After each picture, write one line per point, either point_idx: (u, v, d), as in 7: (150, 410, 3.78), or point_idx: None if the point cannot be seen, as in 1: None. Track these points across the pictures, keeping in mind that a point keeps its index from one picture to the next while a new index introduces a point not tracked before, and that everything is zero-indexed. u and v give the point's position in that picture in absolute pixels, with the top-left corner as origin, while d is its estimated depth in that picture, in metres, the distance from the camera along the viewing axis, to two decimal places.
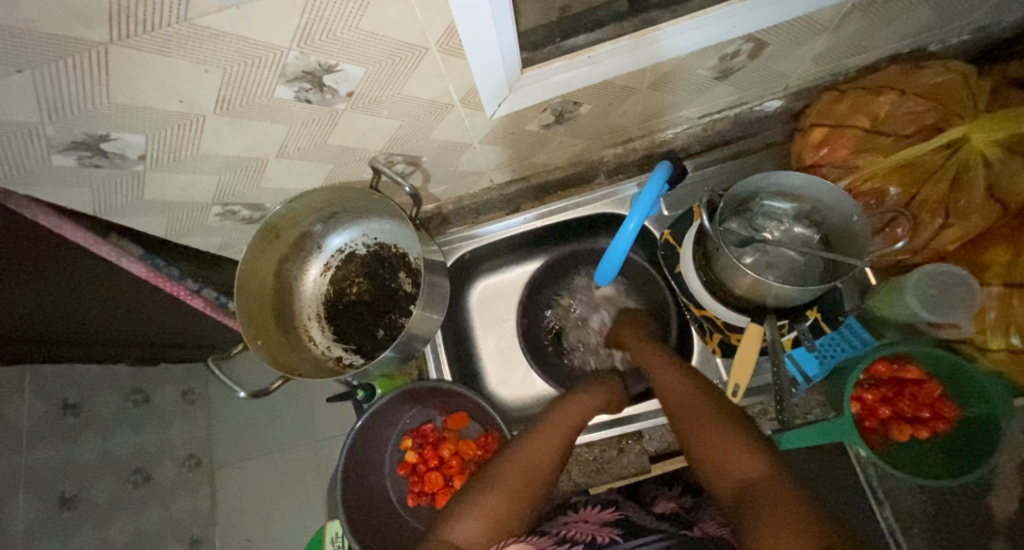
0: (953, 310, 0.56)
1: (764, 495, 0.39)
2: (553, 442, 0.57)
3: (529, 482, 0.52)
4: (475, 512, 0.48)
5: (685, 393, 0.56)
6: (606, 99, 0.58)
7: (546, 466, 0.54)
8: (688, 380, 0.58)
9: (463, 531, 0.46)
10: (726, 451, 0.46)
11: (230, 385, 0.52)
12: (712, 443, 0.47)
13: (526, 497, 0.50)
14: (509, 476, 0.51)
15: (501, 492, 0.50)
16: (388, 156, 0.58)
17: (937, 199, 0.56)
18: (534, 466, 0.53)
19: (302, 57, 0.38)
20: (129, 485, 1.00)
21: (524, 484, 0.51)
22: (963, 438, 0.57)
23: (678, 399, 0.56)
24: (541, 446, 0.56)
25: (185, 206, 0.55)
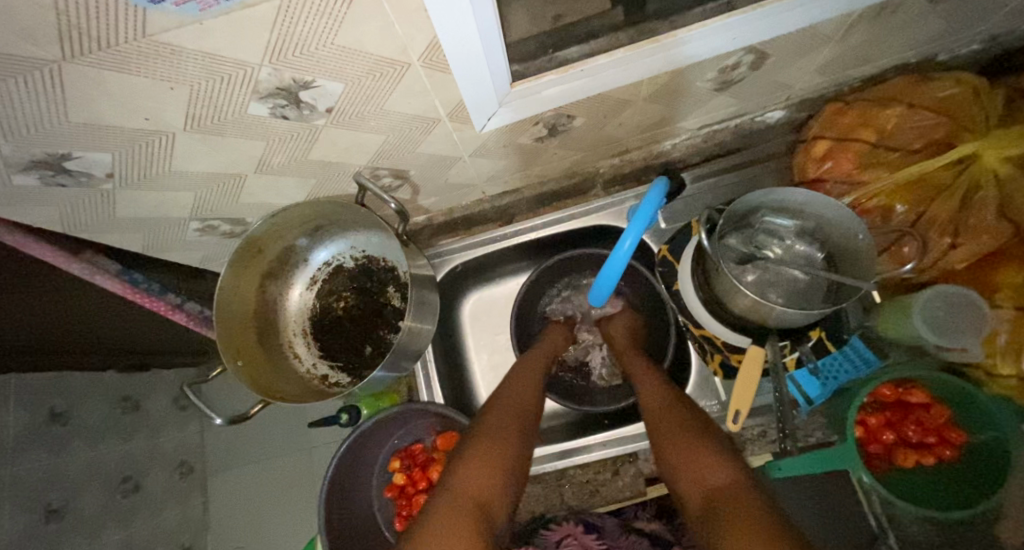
0: (961, 335, 0.54)
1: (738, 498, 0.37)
2: (526, 395, 0.58)
3: (516, 433, 0.50)
4: (473, 463, 0.45)
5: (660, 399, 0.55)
6: (600, 112, 0.56)
7: (526, 419, 0.54)
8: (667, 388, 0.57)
9: (471, 478, 0.43)
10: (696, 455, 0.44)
11: (209, 412, 0.54)
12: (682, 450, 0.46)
13: (516, 442, 0.49)
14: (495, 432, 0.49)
15: (496, 439, 0.48)
16: (374, 170, 0.56)
17: (946, 218, 0.54)
18: (512, 417, 0.53)
19: (274, 74, 0.36)
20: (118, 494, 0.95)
21: (510, 431, 0.50)
22: (972, 465, 0.55)
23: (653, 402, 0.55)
24: (513, 399, 0.56)
25: (161, 222, 0.53)
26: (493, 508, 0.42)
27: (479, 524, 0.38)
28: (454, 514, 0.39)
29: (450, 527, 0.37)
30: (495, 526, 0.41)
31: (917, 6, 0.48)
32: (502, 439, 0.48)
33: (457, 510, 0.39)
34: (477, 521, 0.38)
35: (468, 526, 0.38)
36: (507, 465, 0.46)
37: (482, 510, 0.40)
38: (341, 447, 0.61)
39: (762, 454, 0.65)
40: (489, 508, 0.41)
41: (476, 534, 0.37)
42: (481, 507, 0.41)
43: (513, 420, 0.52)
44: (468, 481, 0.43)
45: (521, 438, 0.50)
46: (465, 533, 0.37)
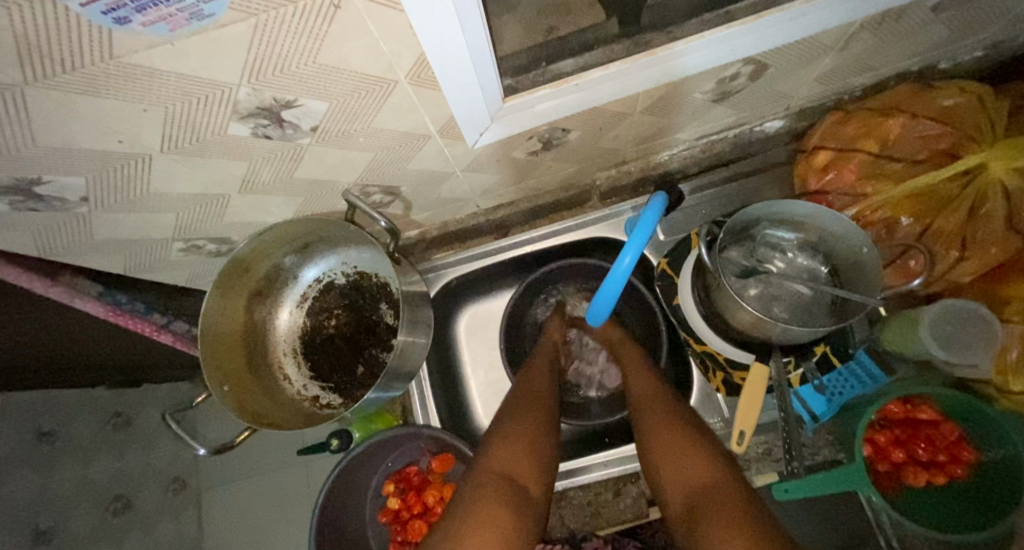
0: (969, 349, 0.52)
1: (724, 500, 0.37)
2: (545, 381, 0.59)
3: (540, 415, 0.52)
4: (501, 443, 0.46)
5: (652, 397, 0.54)
6: (596, 125, 0.54)
7: (549, 404, 0.55)
8: (661, 387, 0.56)
9: (501, 457, 0.44)
10: (684, 457, 0.44)
11: (190, 442, 0.52)
12: (670, 450, 0.45)
13: (543, 423, 0.50)
14: (519, 416, 0.50)
15: (521, 421, 0.49)
16: (363, 187, 0.54)
17: (953, 230, 0.52)
18: (534, 402, 0.54)
19: (255, 94, 0.34)
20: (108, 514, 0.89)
21: (535, 413, 0.51)
22: (986, 485, 0.53)
23: (642, 401, 0.55)
24: (533, 386, 0.57)
25: (142, 243, 0.51)
26: (526, 482, 0.43)
27: (511, 497, 0.40)
28: (486, 490, 0.40)
29: (483, 503, 0.38)
30: (530, 497, 0.42)
31: (920, 15, 0.47)
32: (528, 421, 0.49)
33: (490, 485, 0.41)
34: (508, 496, 0.40)
35: (501, 499, 0.39)
36: (537, 444, 0.47)
37: (515, 485, 0.42)
38: (331, 474, 0.59)
39: (768, 474, 0.63)
40: (522, 483, 0.43)
41: (508, 508, 0.38)
42: (512, 483, 0.42)
43: (535, 404, 0.53)
44: (499, 459, 0.44)
45: (547, 420, 0.51)
46: (499, 507, 0.38)
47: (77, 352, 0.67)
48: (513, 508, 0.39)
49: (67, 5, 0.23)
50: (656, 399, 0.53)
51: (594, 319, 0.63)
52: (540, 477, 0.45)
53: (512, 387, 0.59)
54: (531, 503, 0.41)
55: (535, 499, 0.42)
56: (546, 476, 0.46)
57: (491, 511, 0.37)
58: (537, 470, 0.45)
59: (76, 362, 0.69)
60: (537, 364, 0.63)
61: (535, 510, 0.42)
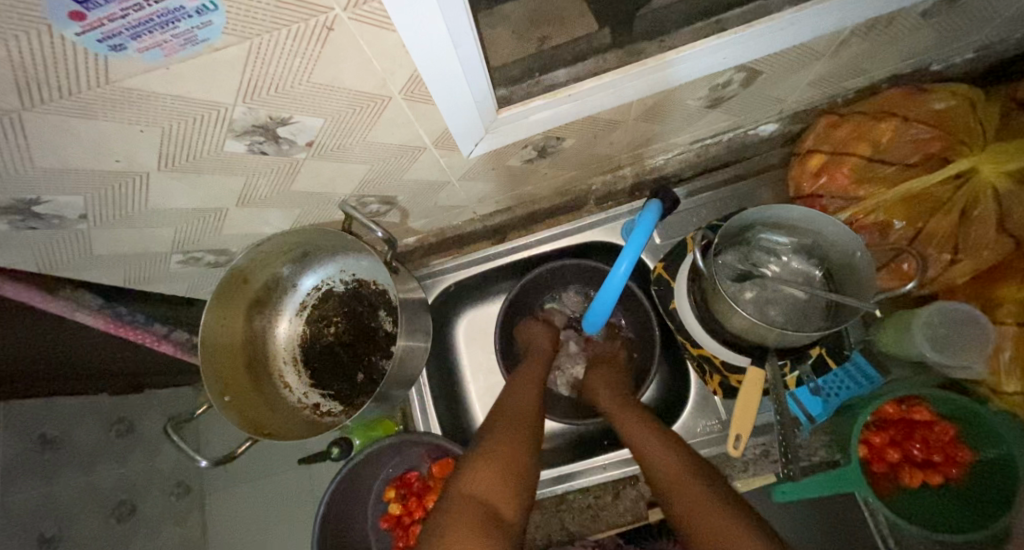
0: (963, 351, 0.53)
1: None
2: (529, 397, 0.60)
3: (521, 436, 0.52)
4: (479, 464, 0.47)
5: (667, 458, 0.48)
6: (590, 133, 0.55)
7: (531, 421, 0.55)
8: (676, 446, 0.49)
9: (477, 480, 0.44)
10: (721, 530, 0.38)
11: (192, 454, 0.53)
12: (704, 524, 0.39)
13: (521, 444, 0.51)
14: (499, 437, 0.51)
15: (500, 444, 0.50)
16: (360, 198, 0.54)
17: (945, 233, 0.53)
18: (516, 423, 0.54)
19: (250, 112, 0.35)
20: (112, 519, 0.88)
21: (516, 434, 0.52)
22: (979, 484, 0.54)
23: (656, 464, 0.48)
24: (517, 404, 0.58)
25: (142, 257, 0.51)
26: (503, 507, 0.43)
27: (487, 525, 0.40)
28: (460, 516, 0.40)
29: (456, 529, 0.38)
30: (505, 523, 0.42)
31: (910, 20, 0.47)
32: (508, 445, 0.49)
33: (466, 510, 0.41)
34: (482, 523, 0.40)
35: (476, 527, 0.39)
36: (515, 468, 0.47)
37: (491, 511, 0.42)
38: (332, 484, 0.59)
39: (765, 475, 0.64)
40: (498, 509, 0.42)
41: (483, 535, 0.38)
42: (487, 507, 0.42)
43: (516, 423, 0.54)
44: (475, 483, 0.44)
45: (527, 442, 0.51)
46: (472, 533, 0.38)
47: (77, 360, 0.68)
48: (488, 536, 0.38)
49: (63, 34, 0.23)
50: (675, 462, 0.47)
51: (591, 327, 0.63)
52: (517, 502, 0.45)
53: (496, 406, 0.59)
54: (507, 530, 0.41)
55: (510, 523, 0.42)
56: (523, 499, 0.46)
57: (463, 538, 0.37)
58: (514, 494, 0.45)
59: (77, 370, 0.69)
60: (523, 380, 0.64)
61: (512, 535, 0.41)
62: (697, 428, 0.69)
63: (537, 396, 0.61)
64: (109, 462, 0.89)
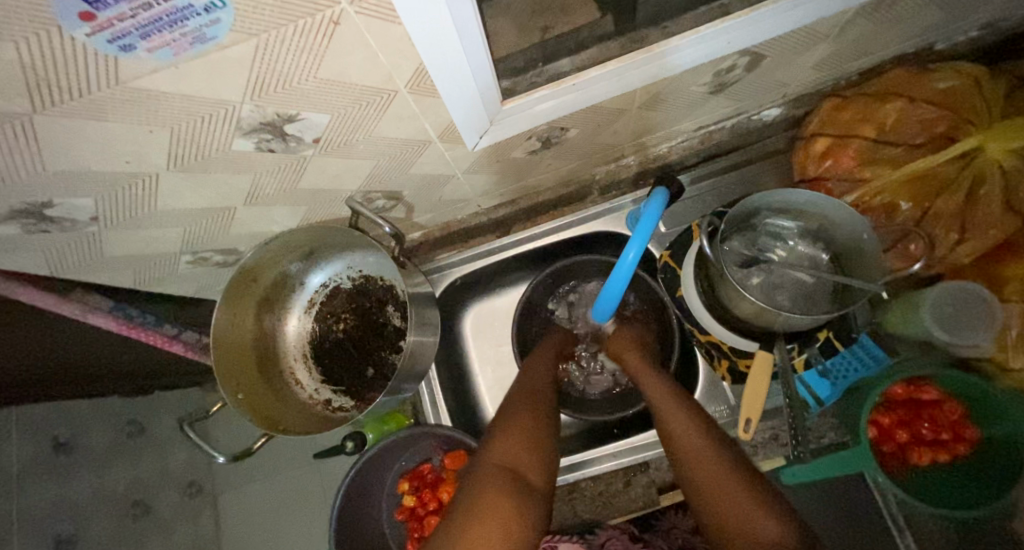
0: (969, 331, 0.53)
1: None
2: (546, 375, 0.61)
3: (541, 410, 0.53)
4: (504, 437, 0.47)
5: (682, 422, 0.48)
6: (594, 122, 0.55)
7: (549, 396, 0.57)
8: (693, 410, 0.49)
9: (502, 451, 0.45)
10: (733, 495, 0.38)
11: (210, 450, 0.53)
12: (714, 489, 0.40)
13: (543, 419, 0.51)
14: (521, 412, 0.52)
15: (524, 417, 0.50)
16: (366, 194, 0.54)
17: (951, 213, 0.53)
18: (534, 398, 0.55)
19: (258, 110, 0.35)
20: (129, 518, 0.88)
21: (537, 409, 0.53)
22: (987, 461, 0.55)
23: (673, 427, 0.48)
24: (534, 381, 0.59)
25: (151, 258, 0.52)
26: (530, 476, 0.44)
27: (516, 492, 0.40)
28: (488, 485, 0.41)
29: (486, 496, 0.39)
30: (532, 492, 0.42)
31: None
32: (531, 420, 0.50)
33: (494, 478, 0.41)
34: (510, 493, 0.40)
35: (504, 493, 0.40)
36: (539, 440, 0.48)
37: (519, 478, 0.43)
38: (348, 474, 0.60)
39: (775, 458, 0.64)
40: (526, 477, 0.43)
41: (513, 504, 0.39)
42: (515, 478, 0.42)
43: (534, 398, 0.55)
44: (502, 453, 0.45)
45: (547, 415, 0.52)
46: (502, 499, 0.39)
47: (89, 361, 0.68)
48: (517, 503, 0.39)
49: (73, 35, 0.23)
50: (689, 423, 0.47)
51: (599, 315, 0.63)
52: (543, 470, 0.46)
53: (514, 382, 0.60)
54: (535, 495, 0.42)
55: (539, 490, 0.43)
56: (550, 467, 0.47)
57: (493, 503, 0.38)
58: (541, 462, 0.46)
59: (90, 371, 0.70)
60: (538, 358, 0.65)
61: (540, 501, 0.42)
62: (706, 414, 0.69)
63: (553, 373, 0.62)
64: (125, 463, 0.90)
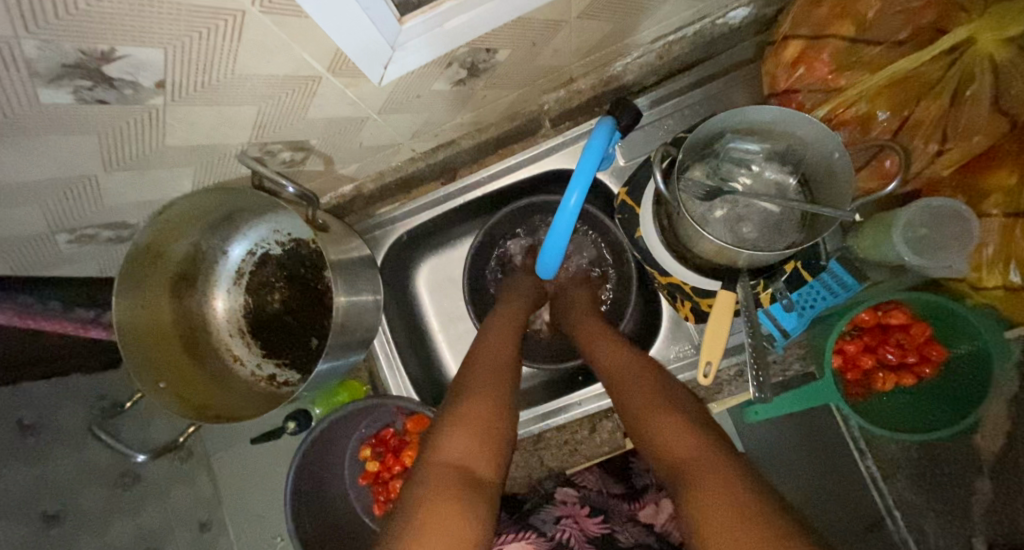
0: (945, 251, 0.49)
1: (704, 473, 0.30)
2: (502, 349, 0.56)
3: (498, 394, 0.47)
4: (453, 430, 0.41)
5: (635, 382, 0.46)
6: (526, 40, 0.46)
7: (507, 375, 0.51)
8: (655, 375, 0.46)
9: (448, 446, 0.39)
10: (668, 431, 0.37)
11: (129, 450, 0.55)
12: (659, 431, 0.38)
13: (499, 403, 0.46)
14: (474, 398, 0.46)
15: (476, 405, 0.45)
16: (263, 147, 0.46)
17: (933, 120, 0.46)
18: (491, 378, 0.50)
19: (48, 47, 0.25)
20: (116, 490, 0.78)
21: (493, 389, 0.48)
22: (952, 380, 0.54)
23: (629, 389, 0.46)
24: (492, 359, 0.54)
25: (19, 241, 0.44)
26: (480, 468, 0.38)
27: (466, 488, 0.35)
28: (433, 488, 0.35)
29: (431, 500, 0.33)
30: (485, 488, 0.37)
31: None
32: (484, 405, 0.45)
33: (439, 478, 0.36)
34: (458, 488, 0.35)
35: (449, 494, 0.34)
36: (488, 429, 0.42)
37: (467, 476, 0.37)
38: (299, 450, 0.57)
39: (741, 394, 0.64)
40: (474, 472, 0.38)
41: (463, 502, 0.34)
42: (465, 472, 0.37)
43: (489, 381, 0.49)
44: (447, 448, 0.39)
45: (503, 396, 0.47)
46: (451, 504, 0.33)
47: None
48: (465, 506, 0.33)
49: None
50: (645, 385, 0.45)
51: (548, 267, 0.58)
52: (494, 461, 0.40)
53: (464, 362, 0.55)
54: (488, 490, 0.37)
55: (489, 483, 0.38)
56: (502, 460, 0.42)
57: (439, 511, 0.32)
58: (494, 452, 0.41)
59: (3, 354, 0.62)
60: (496, 330, 0.60)
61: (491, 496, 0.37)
62: (671, 355, 0.67)
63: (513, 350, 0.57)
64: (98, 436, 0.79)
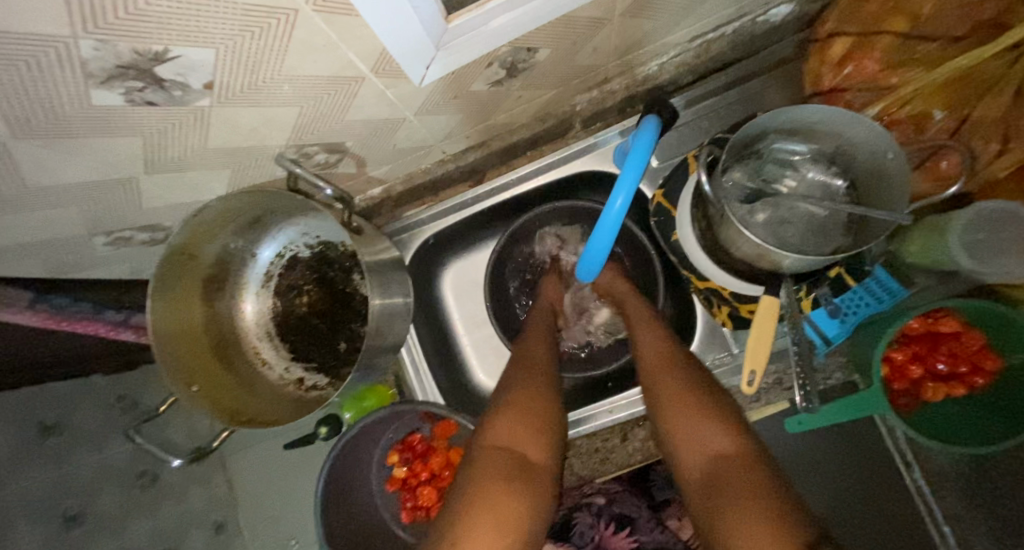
0: (1003, 256, 0.47)
1: (739, 488, 0.32)
2: (542, 343, 0.56)
3: (542, 378, 0.47)
4: (498, 417, 0.41)
5: (671, 386, 0.44)
6: (569, 39, 0.45)
7: (547, 364, 0.51)
8: (694, 378, 0.44)
9: (495, 433, 0.40)
10: (699, 428, 0.39)
11: (162, 454, 0.54)
12: (683, 421, 0.40)
13: (539, 387, 0.46)
14: (518, 382, 0.46)
15: (519, 390, 0.45)
16: (300, 148, 0.46)
17: (995, 119, 0.45)
18: (532, 364, 0.50)
19: (104, 47, 0.25)
20: (135, 492, 0.78)
21: (535, 373, 0.48)
22: (1006, 391, 0.52)
23: (662, 396, 0.44)
24: (530, 348, 0.54)
25: (58, 242, 0.44)
26: (530, 453, 0.39)
27: (515, 474, 0.36)
28: (486, 471, 0.36)
29: (482, 487, 0.34)
30: (538, 473, 0.38)
31: None
32: (531, 391, 0.45)
33: (490, 464, 0.37)
34: (508, 474, 0.36)
35: (500, 482, 0.35)
36: (536, 416, 0.42)
37: (518, 460, 0.38)
38: (330, 453, 0.57)
39: (781, 403, 0.62)
40: (527, 456, 0.38)
41: (516, 491, 0.35)
42: (515, 458, 0.38)
43: (534, 369, 0.49)
44: (495, 433, 0.40)
45: (546, 378, 0.48)
46: (504, 492, 0.34)
47: None
48: (516, 489, 0.35)
49: None
50: (682, 393, 0.42)
51: (586, 272, 0.57)
52: (543, 443, 0.41)
53: (512, 359, 0.53)
54: (537, 475, 0.38)
55: (540, 469, 0.38)
56: (553, 442, 0.42)
57: (493, 500, 0.33)
58: (542, 436, 0.41)
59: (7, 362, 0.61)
60: (532, 327, 0.61)
61: (542, 480, 0.38)
62: (706, 362, 0.65)
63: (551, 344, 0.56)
64: (121, 436, 0.78)
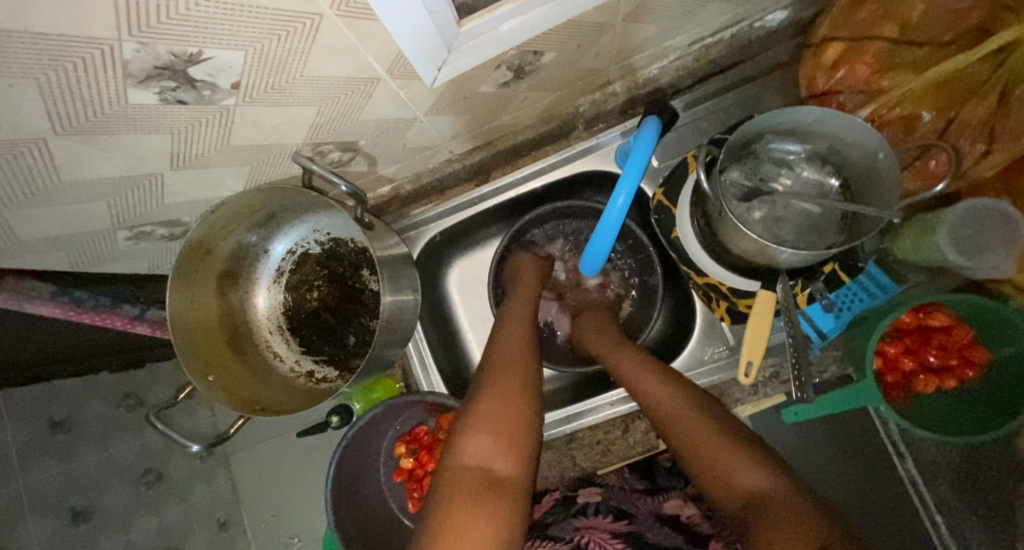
0: (989, 253, 0.49)
1: (776, 517, 0.31)
2: (521, 337, 0.55)
3: (522, 384, 0.46)
4: (473, 430, 0.40)
5: (684, 420, 0.44)
6: (573, 43, 0.47)
7: (530, 366, 0.50)
8: (703, 409, 0.44)
9: (470, 447, 0.38)
10: (723, 458, 0.38)
11: (182, 441, 0.56)
12: (706, 451, 0.39)
13: (520, 398, 0.44)
14: (497, 390, 0.45)
15: (496, 399, 0.43)
16: (316, 146, 0.48)
17: (980, 121, 0.47)
18: (512, 367, 0.49)
19: (145, 49, 0.27)
20: (142, 487, 0.79)
21: (516, 378, 0.47)
22: (995, 383, 0.54)
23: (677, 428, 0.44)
24: (509, 346, 0.53)
25: (83, 235, 0.46)
26: (504, 468, 0.37)
27: (487, 491, 0.35)
28: (460, 490, 0.35)
29: (455, 505, 0.33)
30: (511, 487, 0.36)
31: None
32: (509, 400, 0.43)
33: (464, 482, 0.35)
34: (483, 491, 0.34)
35: (472, 501, 0.33)
36: (512, 427, 0.41)
37: (493, 476, 0.36)
38: (340, 443, 0.59)
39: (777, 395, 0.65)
40: (500, 472, 0.37)
41: (489, 508, 0.33)
42: (489, 474, 0.36)
43: (512, 373, 0.47)
44: (471, 448, 0.38)
45: (527, 386, 0.46)
46: (479, 511, 0.33)
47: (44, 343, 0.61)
48: (488, 506, 0.33)
49: None
50: (697, 427, 0.42)
51: (589, 267, 0.59)
52: (519, 456, 0.39)
53: (485, 358, 0.52)
54: (510, 489, 0.36)
55: (514, 482, 0.37)
56: (527, 450, 0.40)
57: (468, 520, 0.32)
58: (517, 449, 0.39)
59: (22, 354, 0.62)
60: (510, 315, 0.59)
61: (516, 494, 0.36)
62: (704, 356, 0.67)
63: (530, 337, 0.55)
64: (129, 431, 0.79)
